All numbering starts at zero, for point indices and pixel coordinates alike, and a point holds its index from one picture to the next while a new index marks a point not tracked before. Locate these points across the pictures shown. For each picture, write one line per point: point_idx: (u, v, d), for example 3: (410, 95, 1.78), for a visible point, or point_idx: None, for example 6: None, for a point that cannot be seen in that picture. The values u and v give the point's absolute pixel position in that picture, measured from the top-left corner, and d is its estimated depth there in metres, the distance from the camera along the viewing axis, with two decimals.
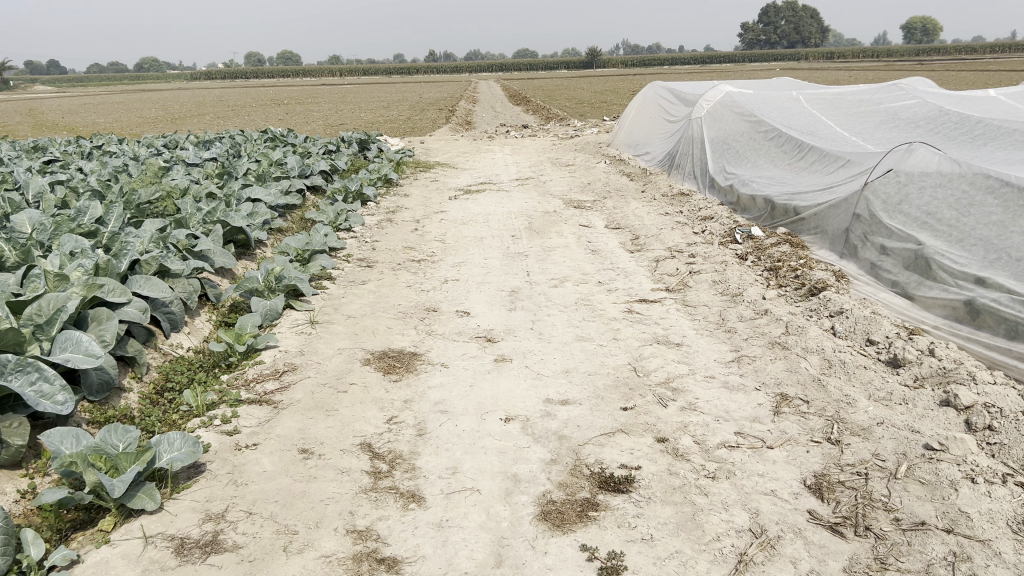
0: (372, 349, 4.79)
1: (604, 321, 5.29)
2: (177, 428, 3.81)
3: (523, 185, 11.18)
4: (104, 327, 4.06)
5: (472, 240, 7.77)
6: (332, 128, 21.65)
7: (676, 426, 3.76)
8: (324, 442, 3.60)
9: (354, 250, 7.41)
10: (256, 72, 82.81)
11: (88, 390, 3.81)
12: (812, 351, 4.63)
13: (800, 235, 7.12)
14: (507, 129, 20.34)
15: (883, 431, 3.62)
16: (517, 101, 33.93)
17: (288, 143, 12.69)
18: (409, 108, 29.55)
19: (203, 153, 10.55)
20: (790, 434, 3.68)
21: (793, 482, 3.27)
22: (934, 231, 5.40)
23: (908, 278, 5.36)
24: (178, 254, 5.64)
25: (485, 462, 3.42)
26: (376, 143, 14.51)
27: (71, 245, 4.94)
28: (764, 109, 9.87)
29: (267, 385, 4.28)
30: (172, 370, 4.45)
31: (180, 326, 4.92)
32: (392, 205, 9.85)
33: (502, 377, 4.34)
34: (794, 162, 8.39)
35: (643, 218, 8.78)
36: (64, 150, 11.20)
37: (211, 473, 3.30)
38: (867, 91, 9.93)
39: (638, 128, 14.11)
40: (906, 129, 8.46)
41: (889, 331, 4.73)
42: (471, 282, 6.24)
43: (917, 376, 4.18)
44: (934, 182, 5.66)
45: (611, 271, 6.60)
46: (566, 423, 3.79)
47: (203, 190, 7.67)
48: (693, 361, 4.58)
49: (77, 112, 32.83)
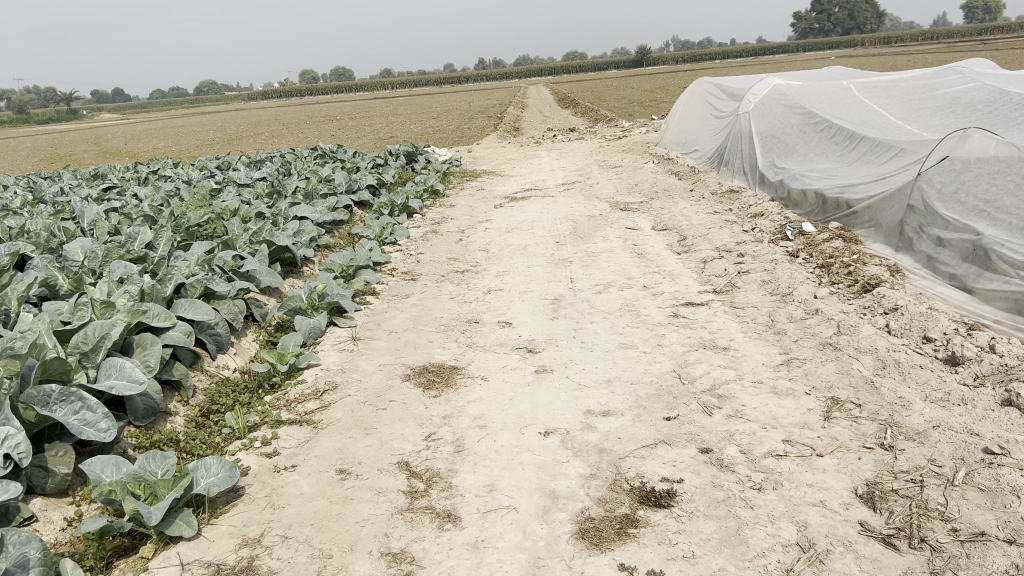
0: (412, 364, 4.77)
1: (649, 327, 5.18)
2: (220, 451, 3.84)
3: (569, 190, 11.10)
4: (148, 352, 4.09)
5: (516, 248, 7.72)
6: (382, 141, 21.81)
7: (721, 435, 3.64)
8: (362, 461, 3.58)
9: (399, 264, 7.43)
10: (309, 90, 84.30)
11: (134, 415, 3.82)
12: (864, 352, 4.45)
13: (853, 229, 6.88)
14: (554, 133, 20.27)
15: (940, 435, 3.45)
16: (565, 105, 33.91)
17: (336, 159, 12.84)
18: (457, 117, 29.68)
19: (254, 172, 10.71)
20: (841, 440, 3.53)
21: (843, 492, 3.14)
22: (992, 219, 5.17)
23: (967, 270, 5.13)
24: (224, 276, 5.71)
25: (523, 479, 3.36)
26: (424, 154, 14.59)
27: (120, 271, 5.02)
28: (813, 101, 9.62)
29: (309, 405, 4.28)
30: (218, 393, 4.48)
31: (226, 348, 4.94)
32: (438, 216, 9.87)
33: (542, 389, 4.27)
34: (846, 154, 8.15)
35: (691, 217, 8.61)
36: (122, 176, 11.49)
37: (249, 497, 3.31)
38: (922, 76, 9.60)
39: (686, 125, 13.90)
40: (963, 113, 8.14)
41: (947, 327, 4.52)
42: (514, 292, 6.18)
43: (978, 374, 3.97)
44: (992, 169, 5.43)
45: (658, 274, 6.47)
46: (607, 435, 3.70)
47: (252, 210, 7.77)
48: (740, 366, 4.44)
49: (139, 138, 33.85)
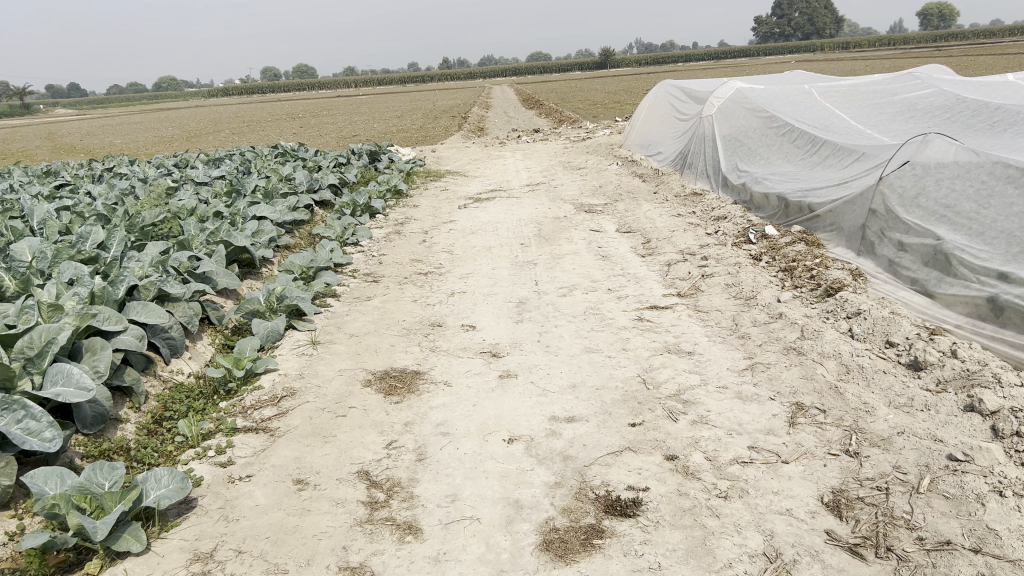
0: (373, 369, 4.67)
1: (614, 330, 5.14)
2: (172, 460, 3.71)
3: (534, 191, 11.05)
4: (98, 357, 3.93)
5: (480, 250, 7.63)
6: (344, 139, 21.61)
7: (686, 442, 3.60)
8: (319, 471, 3.48)
9: (361, 265, 7.31)
10: (271, 87, 83.34)
11: (82, 423, 3.67)
12: (828, 356, 4.44)
13: (815, 233, 6.91)
14: (520, 134, 20.22)
15: (905, 441, 3.44)
16: (530, 105, 33.94)
17: (297, 157, 12.65)
18: (421, 117, 29.52)
19: (211, 170, 10.49)
20: (806, 446, 3.51)
21: (809, 500, 3.11)
22: (953, 224, 5.20)
23: (928, 275, 5.16)
24: (178, 277, 5.54)
25: (486, 489, 3.28)
26: (387, 153, 14.45)
27: (70, 272, 4.84)
28: (776, 105, 9.68)
29: (265, 412, 4.16)
30: (171, 399, 4.34)
31: (180, 352, 4.80)
32: (401, 217, 9.76)
33: (507, 394, 4.19)
34: (808, 158, 8.20)
35: (655, 220, 8.60)
36: (75, 173, 11.19)
37: (202, 509, 3.19)
38: (881, 81, 9.70)
39: (650, 127, 13.93)
40: (922, 119, 8.24)
41: (910, 332, 4.53)
42: (478, 295, 6.10)
43: (940, 379, 3.98)
44: (952, 174, 5.48)
45: (622, 277, 6.44)
46: (572, 441, 3.64)
47: (209, 209, 7.60)
48: (705, 371, 4.41)
49: (94, 134, 33.10)
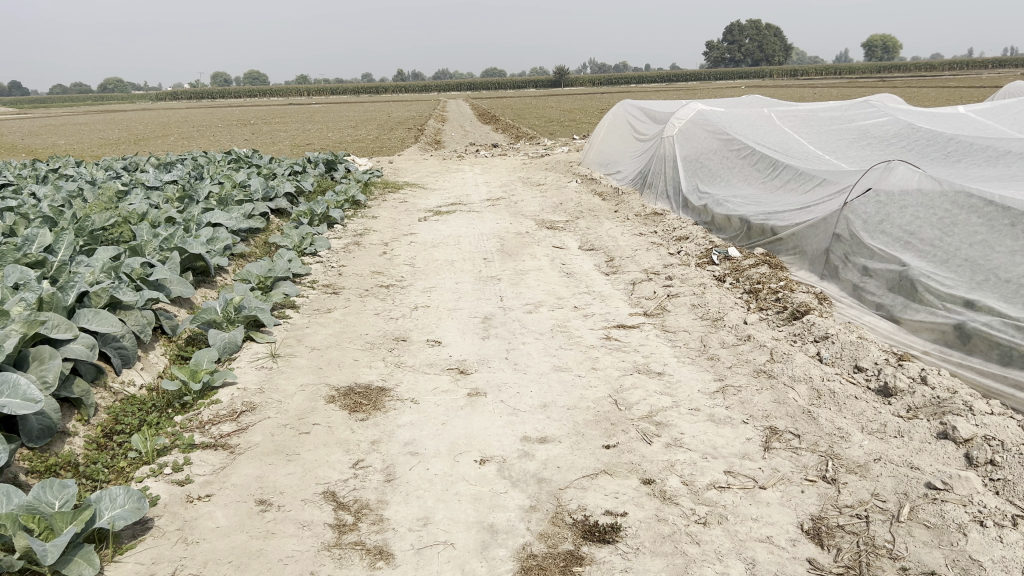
0: (336, 384, 4.51)
1: (582, 349, 5.06)
2: (124, 478, 3.51)
3: (494, 206, 10.97)
4: (46, 366, 3.73)
5: (442, 264, 7.51)
6: (297, 147, 21.29)
7: (662, 465, 3.53)
8: (283, 491, 3.32)
9: (319, 276, 7.14)
10: (222, 93, 82.10)
11: (27, 436, 3.46)
12: (799, 381, 4.43)
13: (778, 256, 6.95)
14: (477, 148, 20.17)
15: (881, 468, 3.43)
16: (486, 120, 33.95)
17: (252, 164, 12.38)
18: (377, 128, 29.27)
19: (163, 175, 10.18)
20: (783, 471, 3.47)
21: (789, 527, 3.06)
22: (917, 251, 5.26)
23: (893, 300, 5.20)
24: (131, 284, 5.32)
25: (458, 512, 3.16)
26: (344, 163, 14.24)
27: (16, 276, 4.60)
28: (736, 127, 9.76)
29: (224, 428, 3.98)
30: (123, 412, 4.13)
31: (132, 362, 4.58)
32: (359, 228, 9.59)
33: (476, 414, 4.08)
34: (769, 181, 8.26)
35: (617, 239, 8.58)
36: (19, 173, 10.77)
37: (158, 531, 3.01)
38: (838, 107, 9.85)
39: (609, 146, 13.96)
40: (879, 146, 8.37)
41: (879, 357, 4.55)
42: (442, 309, 5.98)
43: (911, 406, 3.99)
44: (915, 202, 5.55)
45: (587, 295, 6.38)
46: (546, 463, 3.55)
47: (162, 215, 7.35)
48: (676, 393, 4.36)
49: (35, 134, 32.07)
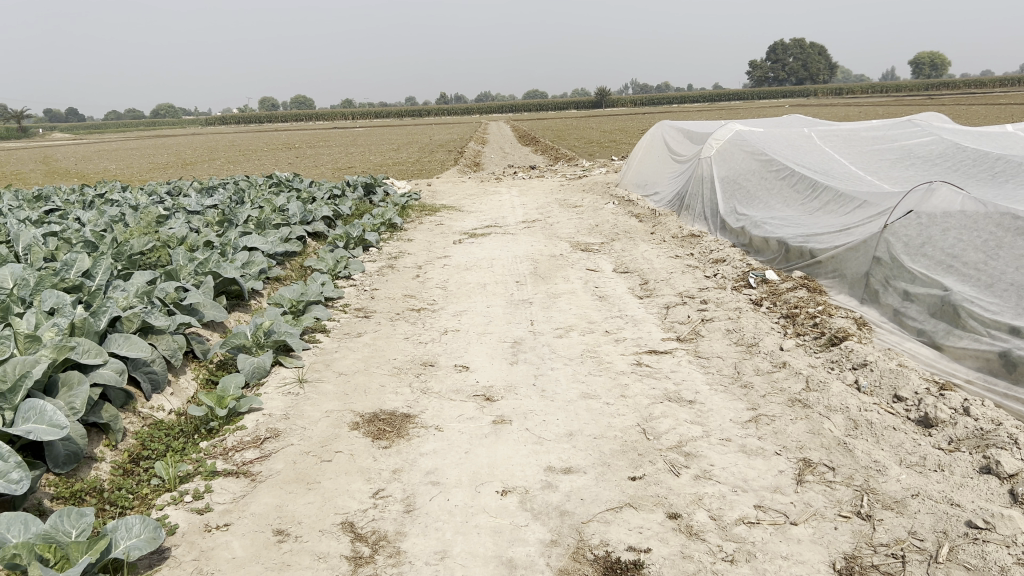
0: (361, 411, 4.48)
1: (612, 375, 4.97)
2: (147, 505, 3.50)
3: (529, 228, 10.93)
4: (74, 392, 3.73)
5: (474, 287, 7.48)
6: (339, 171, 21.52)
7: (690, 499, 3.42)
8: (301, 521, 3.29)
9: (352, 300, 7.15)
10: (269, 118, 83.59)
11: (53, 462, 3.46)
12: (835, 410, 4.29)
13: (816, 279, 6.78)
14: (515, 170, 20.21)
15: (919, 505, 3.30)
16: (526, 141, 34.10)
17: (292, 188, 12.51)
18: (418, 150, 29.52)
19: (204, 199, 10.33)
20: (815, 507, 3.34)
21: (821, 566, 2.93)
22: (961, 274, 5.09)
23: (935, 326, 5.03)
24: (164, 309, 5.35)
25: (477, 545, 3.09)
26: (382, 186, 14.33)
27: (52, 301, 4.64)
28: (774, 148, 9.61)
29: (247, 455, 3.97)
30: (150, 437, 4.13)
31: (162, 387, 4.60)
32: (395, 251, 9.60)
33: (500, 442, 4.01)
34: (808, 202, 8.10)
35: (652, 261, 8.47)
36: (66, 198, 11.01)
37: (175, 561, 2.99)
38: (881, 127, 9.64)
39: (647, 168, 13.85)
40: (922, 166, 8.16)
41: (919, 386, 4.39)
42: (472, 333, 5.94)
43: (953, 438, 3.84)
44: (958, 224, 5.38)
45: (620, 319, 6.28)
46: (569, 495, 3.46)
47: (199, 239, 7.43)
48: (707, 422, 4.24)
49: (87, 158, 32.91)
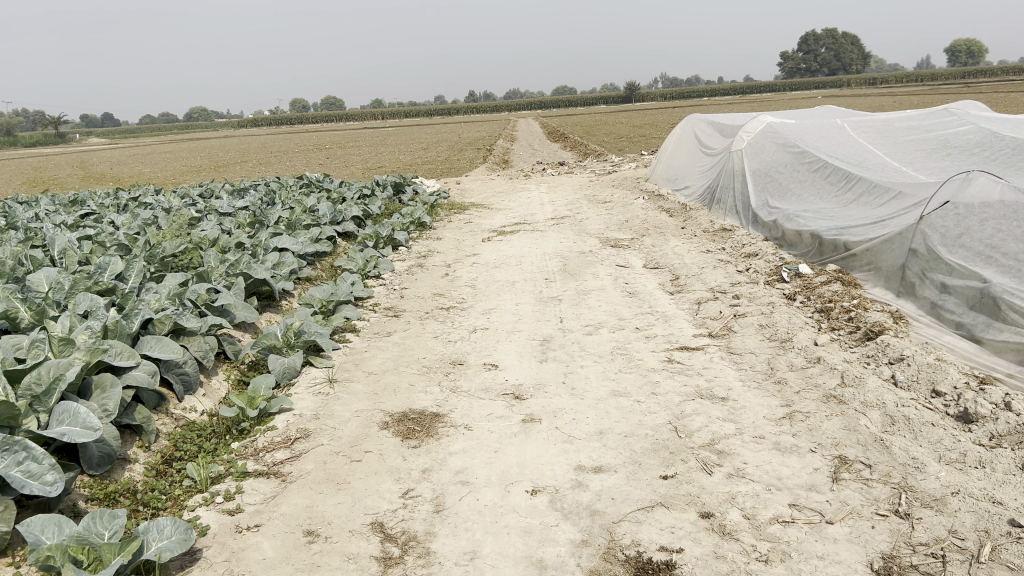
0: (391, 410, 4.48)
1: (642, 373, 4.92)
2: (179, 506, 3.53)
3: (559, 225, 10.88)
4: (108, 394, 3.76)
5: (504, 285, 7.45)
6: (368, 171, 21.61)
7: (723, 497, 3.37)
8: (331, 522, 3.29)
9: (382, 299, 7.16)
10: (300, 119, 84.30)
11: (88, 464, 3.49)
12: (871, 406, 4.20)
13: (851, 272, 6.67)
14: (544, 167, 20.17)
15: (960, 502, 3.22)
16: (555, 138, 34.02)
17: (322, 189, 12.58)
18: (446, 148, 29.54)
19: (235, 201, 10.41)
20: (852, 505, 3.27)
21: (858, 566, 2.87)
22: (1000, 266, 4.97)
23: (974, 319, 4.92)
24: (196, 310, 5.39)
25: (507, 546, 3.07)
26: (412, 185, 14.36)
27: (86, 303, 4.68)
28: (807, 140, 9.46)
29: (278, 455, 3.99)
30: (183, 438, 4.16)
31: (194, 388, 4.63)
32: (424, 250, 9.61)
33: (530, 441, 3.98)
34: (842, 194, 7.96)
35: (683, 256, 8.38)
36: (102, 203, 11.17)
37: (206, 562, 3.01)
38: (916, 116, 9.45)
39: (677, 162, 13.72)
40: (959, 156, 7.99)
41: (958, 381, 4.28)
42: (501, 332, 5.91)
43: (994, 434, 3.74)
44: (997, 214, 5.26)
45: (650, 316, 6.22)
46: (599, 494, 3.43)
47: (231, 241, 7.49)
48: (740, 419, 4.17)
49: (122, 163, 33.39)
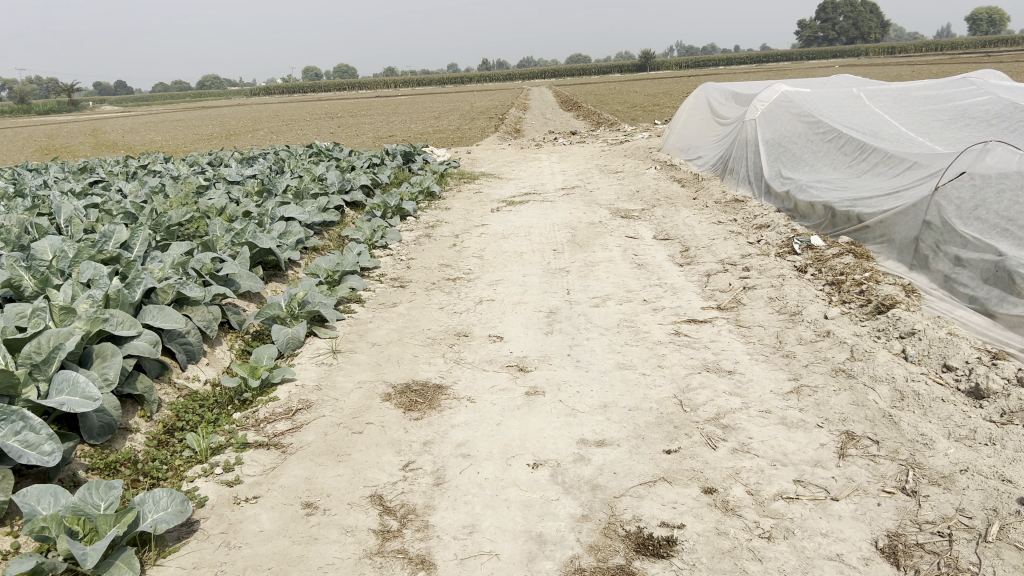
0: (393, 382, 4.44)
1: (648, 346, 4.86)
2: (178, 477, 3.51)
3: (569, 195, 10.77)
4: (108, 364, 3.72)
5: (512, 256, 7.39)
6: (379, 140, 21.45)
7: (726, 473, 3.31)
8: (330, 494, 3.26)
9: (388, 269, 7.11)
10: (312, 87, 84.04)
11: (88, 434, 3.47)
12: (881, 381, 4.13)
13: (864, 244, 6.56)
14: (556, 136, 19.97)
15: (968, 480, 3.16)
16: (568, 107, 33.76)
17: (331, 158, 12.49)
18: (459, 117, 29.22)
19: (244, 169, 10.34)
20: (858, 482, 3.22)
21: (863, 544, 2.82)
22: (1016, 239, 4.86)
23: (989, 293, 4.82)
24: (200, 280, 5.34)
25: (507, 520, 3.04)
26: (422, 154, 14.25)
27: (89, 272, 4.63)
28: (822, 109, 9.29)
29: (279, 426, 3.96)
30: (185, 408, 4.13)
31: (197, 358, 4.61)
32: (433, 219, 9.55)
33: (533, 414, 3.94)
34: (856, 165, 7.83)
35: (693, 227, 8.28)
36: (111, 170, 11.11)
37: (203, 534, 2.99)
38: (934, 86, 9.25)
39: (690, 131, 13.55)
40: (977, 126, 7.82)
41: (970, 356, 4.20)
42: (507, 303, 5.86)
43: (1005, 410, 3.68)
44: (1014, 185, 5.14)
45: (658, 288, 6.15)
46: (601, 469, 3.39)
47: (238, 210, 7.43)
48: (746, 393, 4.12)
49: (134, 131, 33.36)
